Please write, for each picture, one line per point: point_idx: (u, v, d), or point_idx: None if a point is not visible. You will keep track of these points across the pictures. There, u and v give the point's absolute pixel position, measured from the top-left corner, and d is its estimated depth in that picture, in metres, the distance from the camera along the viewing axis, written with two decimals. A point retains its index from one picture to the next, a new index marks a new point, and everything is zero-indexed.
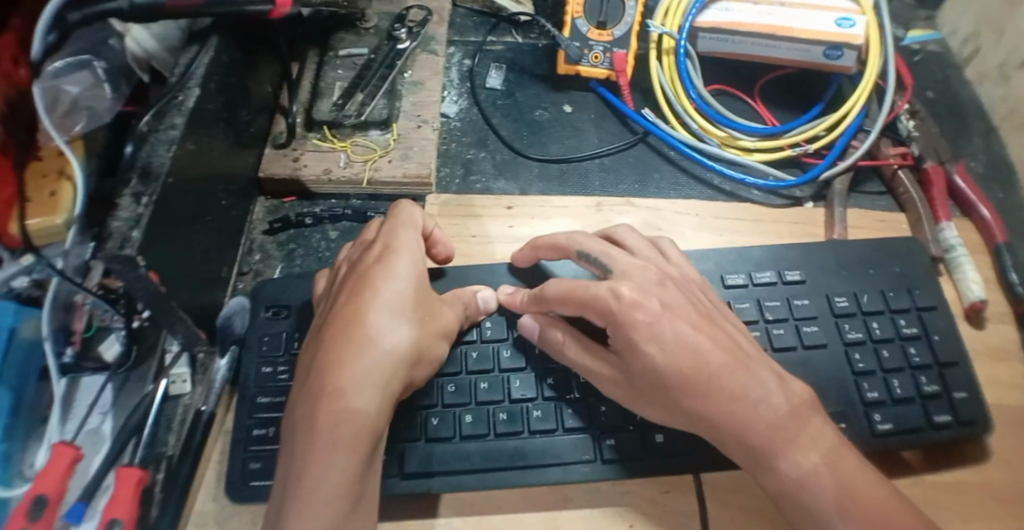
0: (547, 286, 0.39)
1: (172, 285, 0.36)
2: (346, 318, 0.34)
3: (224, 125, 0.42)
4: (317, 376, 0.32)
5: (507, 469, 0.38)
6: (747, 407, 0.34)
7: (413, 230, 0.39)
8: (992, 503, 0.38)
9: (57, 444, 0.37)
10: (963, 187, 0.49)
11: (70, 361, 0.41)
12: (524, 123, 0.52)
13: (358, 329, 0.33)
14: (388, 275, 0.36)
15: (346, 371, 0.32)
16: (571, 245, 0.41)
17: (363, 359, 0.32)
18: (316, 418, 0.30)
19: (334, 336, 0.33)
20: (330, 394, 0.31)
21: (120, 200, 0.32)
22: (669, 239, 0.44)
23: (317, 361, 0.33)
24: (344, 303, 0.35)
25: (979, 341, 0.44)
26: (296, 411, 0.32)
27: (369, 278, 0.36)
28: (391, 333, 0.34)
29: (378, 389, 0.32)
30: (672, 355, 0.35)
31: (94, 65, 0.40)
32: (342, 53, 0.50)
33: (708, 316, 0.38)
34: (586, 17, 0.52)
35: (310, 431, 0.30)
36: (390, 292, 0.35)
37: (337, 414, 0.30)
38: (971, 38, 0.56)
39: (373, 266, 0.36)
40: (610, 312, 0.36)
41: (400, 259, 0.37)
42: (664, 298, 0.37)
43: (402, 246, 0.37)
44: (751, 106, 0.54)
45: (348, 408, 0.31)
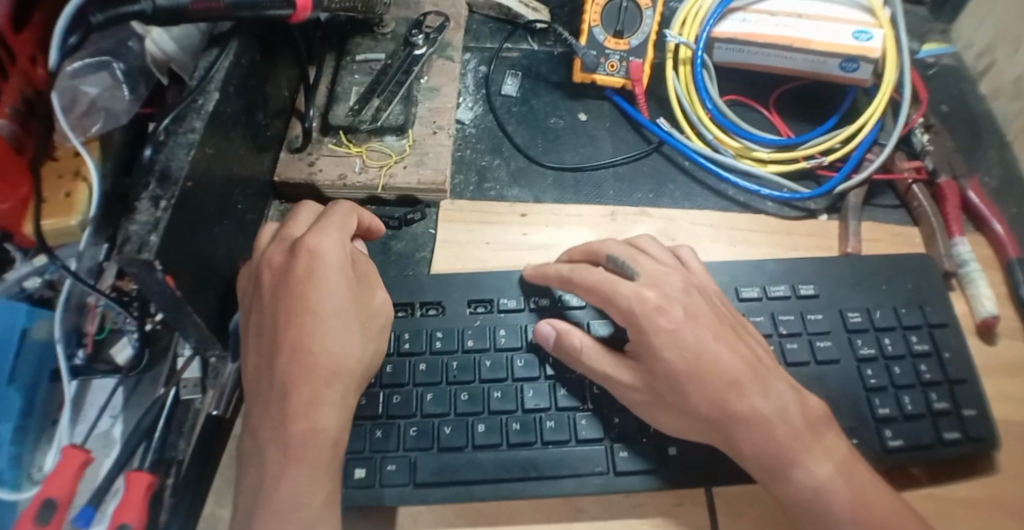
0: (575, 272, 0.40)
1: (189, 288, 0.36)
2: (296, 339, 0.35)
3: (242, 129, 0.42)
4: (276, 399, 0.34)
5: (520, 480, 0.38)
6: (765, 416, 0.34)
7: (336, 229, 0.38)
8: (1003, 522, 0.38)
9: (67, 447, 0.37)
10: (977, 202, 0.48)
11: (81, 363, 0.42)
12: (539, 130, 0.52)
13: (308, 353, 0.34)
14: (330, 288, 0.36)
15: (305, 394, 0.34)
16: (601, 250, 0.42)
17: (319, 380, 0.34)
18: (286, 442, 0.33)
19: (286, 358, 0.34)
20: (294, 417, 0.33)
21: (138, 203, 0.32)
22: (690, 249, 0.44)
23: (272, 384, 0.34)
24: (287, 318, 0.35)
25: (992, 357, 0.44)
26: (259, 433, 0.33)
27: (308, 288, 0.35)
28: (340, 352, 0.35)
29: (338, 402, 0.35)
30: (694, 361, 0.35)
31: (112, 67, 0.41)
32: (359, 58, 0.50)
33: (729, 324, 0.38)
34: (603, 26, 0.53)
35: (283, 453, 0.32)
36: (332, 304, 0.36)
37: (304, 438, 0.33)
38: (986, 53, 0.56)
39: (300, 273, 0.36)
40: (633, 314, 0.37)
41: (333, 267, 0.36)
42: (688, 305, 0.37)
43: (327, 254, 0.36)
44: (766, 117, 0.54)
45: (313, 429, 0.33)
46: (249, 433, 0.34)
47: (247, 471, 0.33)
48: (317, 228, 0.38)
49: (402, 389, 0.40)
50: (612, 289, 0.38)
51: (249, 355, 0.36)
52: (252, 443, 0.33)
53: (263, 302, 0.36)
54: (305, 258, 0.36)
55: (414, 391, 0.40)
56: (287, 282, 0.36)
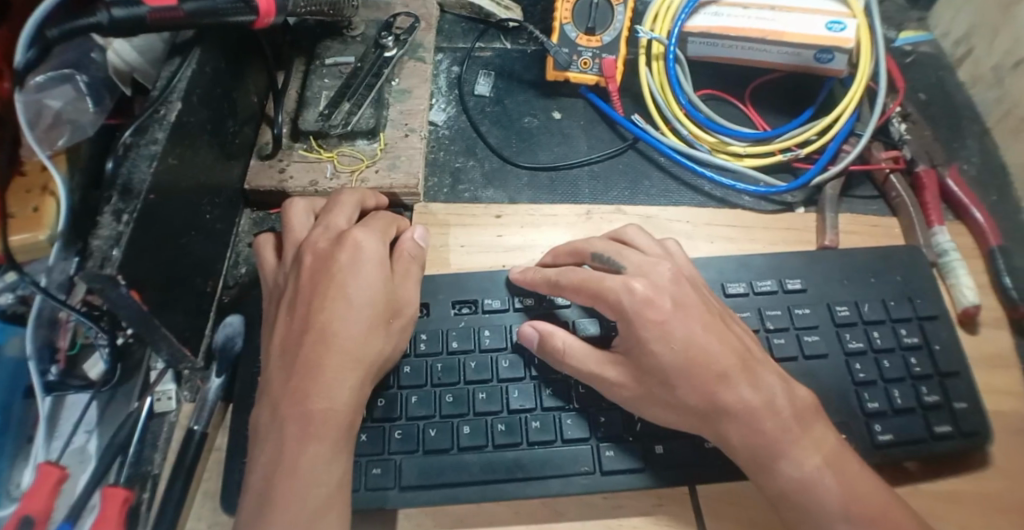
0: (562, 276, 0.40)
1: (157, 302, 0.35)
2: (329, 321, 0.35)
3: (208, 138, 0.41)
4: (303, 376, 0.34)
5: (506, 481, 0.37)
6: (754, 406, 0.34)
7: (378, 227, 0.39)
8: (991, 513, 0.37)
9: (42, 464, 0.36)
10: (956, 191, 0.48)
11: (55, 379, 0.41)
12: (513, 130, 0.52)
13: (338, 335, 0.35)
14: (366, 276, 0.36)
15: (331, 373, 0.34)
16: (586, 249, 0.41)
17: (346, 363, 0.34)
18: (306, 418, 0.32)
19: (317, 339, 0.34)
20: (318, 394, 0.33)
21: (100, 218, 0.31)
22: (678, 243, 0.42)
23: (296, 365, 0.34)
24: (322, 301, 0.35)
25: (975, 346, 0.44)
26: (279, 408, 0.33)
27: (348, 274, 0.36)
28: (368, 340, 0.35)
29: (359, 389, 0.35)
30: (683, 353, 0.34)
31: (75, 79, 0.38)
32: (328, 62, 0.50)
33: (719, 315, 0.37)
34: (574, 23, 0.52)
35: (302, 429, 0.32)
36: (368, 292, 0.36)
37: (324, 416, 0.33)
38: (963, 40, 0.56)
39: (342, 262, 0.36)
40: (621, 308, 0.35)
41: (372, 258, 0.37)
42: (677, 296, 0.36)
43: (364, 244, 0.37)
44: (742, 111, 0.53)
45: (333, 409, 0.33)
46: (269, 407, 0.33)
47: (261, 445, 0.33)
48: (362, 225, 0.38)
49: (387, 392, 0.39)
50: (599, 284, 0.37)
51: (275, 335, 0.36)
52: (271, 418, 0.33)
53: (300, 286, 0.36)
54: (349, 247, 0.37)
55: (400, 393, 0.39)
56: (327, 269, 0.36)
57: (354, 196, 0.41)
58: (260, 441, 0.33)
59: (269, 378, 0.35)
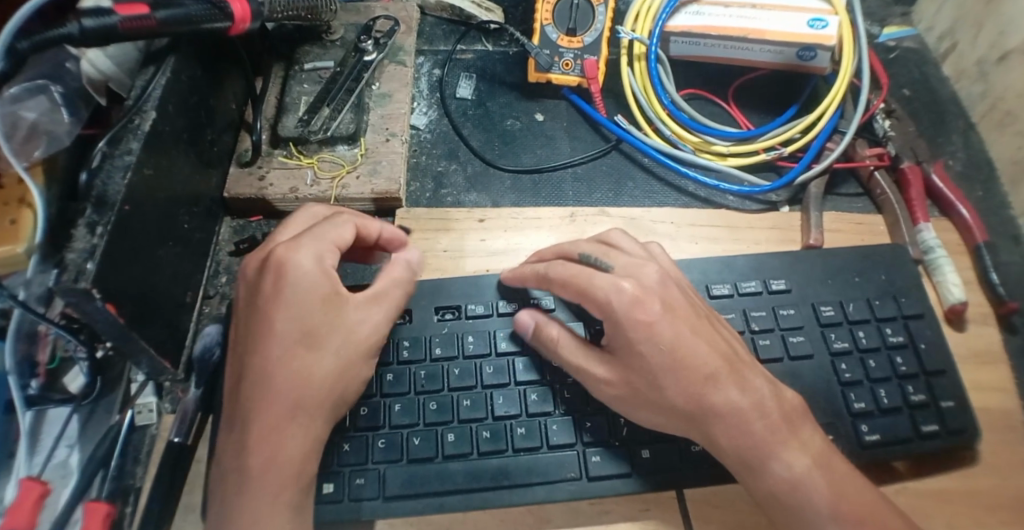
0: (550, 269, 0.39)
1: (135, 314, 0.34)
2: (261, 363, 0.33)
3: (185, 146, 0.40)
4: (241, 423, 0.32)
5: (491, 488, 0.37)
6: (740, 410, 0.34)
7: (312, 243, 0.34)
8: (980, 511, 0.37)
9: (24, 479, 0.36)
10: (941, 187, 0.48)
11: (36, 392, 0.41)
12: (495, 133, 0.52)
13: (271, 378, 0.33)
14: (296, 307, 0.33)
15: (269, 419, 0.32)
16: (574, 248, 0.39)
17: (282, 407, 0.32)
18: (247, 468, 0.32)
19: (250, 383, 0.33)
20: (255, 442, 0.32)
21: (74, 231, 0.31)
22: (661, 248, 0.41)
23: (239, 407, 0.33)
24: (253, 341, 0.33)
25: (962, 343, 0.44)
26: (227, 456, 0.33)
27: (274, 308, 0.33)
28: (302, 377, 0.33)
29: (304, 430, 0.33)
30: (671, 355, 0.34)
31: (50, 89, 0.38)
32: (307, 67, 0.50)
33: (705, 316, 0.36)
34: (555, 24, 0.52)
35: (244, 480, 0.32)
36: (299, 326, 0.33)
37: (263, 465, 0.32)
38: (947, 34, 0.55)
39: (268, 296, 0.33)
40: (611, 308, 0.34)
41: (297, 286, 0.33)
42: (665, 297, 0.35)
43: (291, 268, 0.33)
44: (725, 109, 0.53)
45: (273, 456, 0.32)
46: (220, 453, 0.33)
47: (219, 489, 0.33)
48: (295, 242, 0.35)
49: (369, 401, 0.39)
50: (588, 281, 0.36)
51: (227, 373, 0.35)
52: (222, 466, 0.33)
53: (240, 322, 0.35)
54: (273, 278, 0.33)
55: (382, 402, 0.39)
56: (256, 304, 0.34)
57: (307, 214, 0.38)
58: (213, 485, 0.33)
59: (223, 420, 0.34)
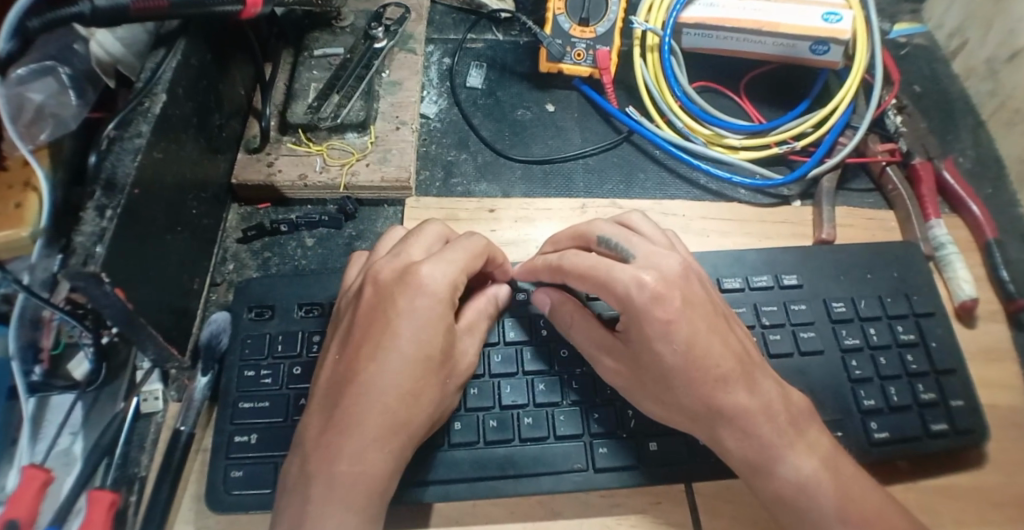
0: (565, 259, 0.36)
1: (142, 301, 0.34)
2: (378, 373, 0.31)
3: (194, 130, 0.40)
4: (339, 431, 0.30)
5: (498, 478, 0.37)
6: (750, 414, 0.33)
7: (449, 262, 0.34)
8: (987, 509, 0.37)
9: (27, 467, 0.35)
10: (952, 184, 0.48)
11: (39, 379, 0.40)
12: (505, 123, 0.51)
13: (381, 390, 0.31)
14: (426, 325, 0.32)
15: (373, 432, 0.30)
16: (592, 231, 0.38)
17: (387, 424, 0.31)
18: (334, 477, 0.30)
19: (360, 392, 0.31)
20: (350, 453, 0.30)
21: (83, 213, 0.30)
22: (677, 239, 0.40)
23: (335, 413, 0.31)
24: (373, 349, 0.31)
25: (972, 341, 0.43)
26: (310, 460, 0.30)
27: (406, 321, 0.32)
28: (412, 398, 0.31)
29: (399, 452, 0.31)
30: (687, 353, 0.32)
31: (58, 72, 0.37)
32: (317, 53, 0.49)
33: (723, 314, 0.35)
34: (567, 14, 0.51)
35: (328, 491, 0.29)
36: (422, 343, 0.32)
37: (354, 480, 0.30)
38: (957, 31, 0.55)
39: (401, 305, 0.32)
40: (630, 302, 0.33)
41: (432, 305, 0.32)
42: (687, 292, 0.33)
43: (430, 284, 0.32)
44: (737, 103, 0.53)
45: (365, 473, 0.30)
46: (300, 457, 0.31)
47: (290, 497, 0.30)
48: (433, 256, 0.34)
49: None
50: (608, 270, 0.34)
51: (322, 375, 0.33)
52: (301, 471, 0.30)
53: (353, 327, 0.33)
54: (411, 288, 0.32)
55: None
56: (384, 310, 0.32)
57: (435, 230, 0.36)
58: (286, 487, 0.31)
59: (308, 422, 0.32)
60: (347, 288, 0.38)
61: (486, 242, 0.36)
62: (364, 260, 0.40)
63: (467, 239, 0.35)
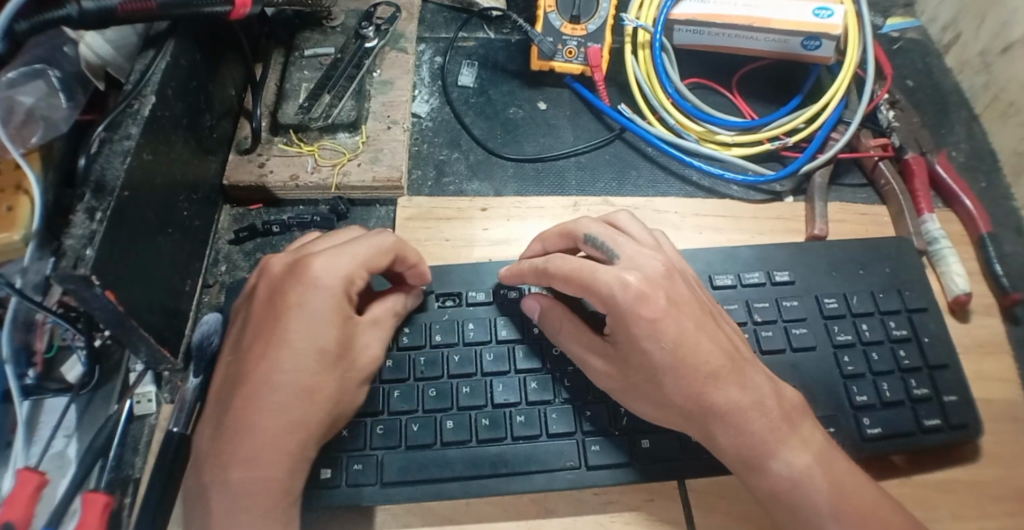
0: (551, 262, 0.37)
1: (134, 302, 0.34)
2: (268, 373, 0.32)
3: (184, 132, 0.40)
4: (230, 434, 0.31)
5: (490, 476, 0.37)
6: (739, 412, 0.33)
7: (338, 258, 0.34)
8: (981, 502, 0.37)
9: (21, 470, 0.35)
10: (945, 178, 0.48)
11: (32, 382, 0.40)
12: (497, 121, 0.51)
13: (272, 389, 0.32)
14: (311, 321, 0.33)
15: (265, 433, 0.31)
16: (578, 230, 0.38)
17: (280, 423, 0.32)
18: (229, 483, 0.31)
19: (247, 393, 0.32)
20: (244, 458, 0.31)
21: (72, 216, 0.30)
22: (667, 241, 0.41)
23: (225, 416, 0.32)
24: (262, 350, 0.32)
25: (965, 335, 0.44)
26: (206, 467, 0.32)
27: (293, 317, 0.33)
28: (306, 395, 0.32)
29: (296, 451, 0.32)
30: (674, 352, 0.33)
31: (48, 74, 0.36)
32: (307, 53, 0.49)
33: (710, 312, 0.35)
34: (558, 11, 0.51)
35: (226, 497, 0.31)
36: (313, 341, 0.33)
37: (248, 484, 0.31)
38: (950, 25, 0.55)
39: (287, 301, 0.33)
40: (614, 303, 0.33)
41: (319, 299, 0.33)
42: (671, 292, 0.34)
43: (312, 282, 0.33)
44: (729, 99, 0.53)
45: (260, 477, 0.31)
46: (198, 463, 0.32)
47: (194, 503, 0.32)
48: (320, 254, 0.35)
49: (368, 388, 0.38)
50: (593, 273, 0.34)
51: (222, 378, 0.34)
52: (197, 479, 0.32)
53: (248, 327, 0.34)
54: (299, 287, 0.33)
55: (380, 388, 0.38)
56: (270, 310, 0.33)
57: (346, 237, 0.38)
58: (191, 494, 0.32)
59: (206, 428, 0.33)
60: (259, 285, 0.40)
61: (397, 239, 0.37)
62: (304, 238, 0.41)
63: (375, 235, 0.36)
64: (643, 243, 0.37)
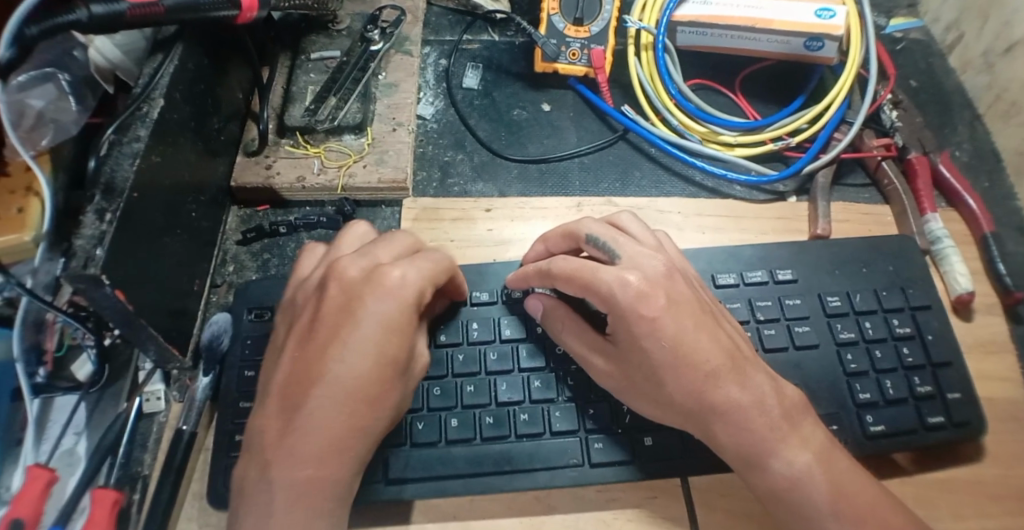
0: (553, 263, 0.37)
1: (141, 302, 0.34)
2: (345, 377, 0.30)
3: (192, 134, 0.40)
4: (299, 436, 0.30)
5: (494, 474, 0.37)
6: (739, 411, 0.33)
7: (416, 265, 0.33)
8: (984, 499, 0.37)
9: (31, 467, 0.36)
10: (948, 177, 0.48)
11: (42, 381, 0.40)
12: (501, 123, 0.52)
13: (343, 396, 0.30)
14: (392, 328, 0.31)
15: (336, 436, 0.30)
16: (580, 230, 0.38)
17: (352, 428, 0.30)
18: (299, 482, 0.29)
19: (322, 394, 0.30)
20: (311, 460, 0.30)
21: (83, 217, 0.31)
22: (670, 243, 0.41)
23: (295, 419, 0.30)
24: (336, 354, 0.30)
25: (968, 333, 0.44)
26: (267, 468, 0.30)
27: (374, 323, 0.31)
28: (375, 404, 0.31)
29: (359, 455, 0.31)
30: (674, 350, 0.33)
31: (57, 78, 0.37)
32: (314, 56, 0.50)
33: (710, 311, 0.36)
34: (561, 13, 0.52)
35: (290, 498, 0.29)
36: (388, 350, 0.31)
37: (311, 487, 0.30)
38: (954, 25, 0.55)
39: (370, 307, 0.31)
40: (614, 302, 0.33)
41: (403, 309, 0.31)
42: (671, 291, 0.34)
43: (395, 289, 0.31)
44: (732, 100, 0.53)
45: (327, 478, 0.30)
46: (256, 462, 0.30)
47: (248, 502, 0.30)
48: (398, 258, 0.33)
49: None
50: (593, 272, 0.34)
51: (277, 374, 0.32)
52: (257, 477, 0.30)
53: (313, 324, 0.32)
54: (378, 292, 0.31)
55: None
56: (348, 310, 0.31)
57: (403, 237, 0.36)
58: (243, 492, 0.30)
59: (260, 424, 0.31)
60: (303, 279, 0.38)
61: (452, 258, 0.36)
62: (321, 253, 0.39)
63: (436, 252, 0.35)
64: (644, 244, 0.37)
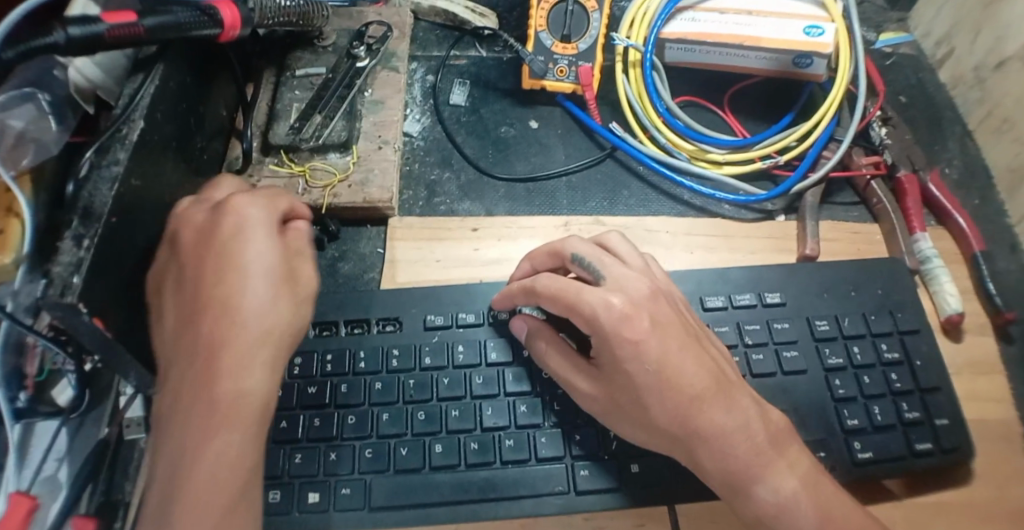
0: (539, 281, 0.37)
1: (122, 328, 0.34)
2: (217, 315, 0.32)
3: (174, 153, 0.40)
4: (201, 357, 0.31)
5: (478, 501, 0.36)
6: (717, 437, 0.33)
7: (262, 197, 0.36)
8: (974, 524, 0.37)
9: (13, 494, 0.35)
10: (937, 195, 0.48)
11: (24, 405, 0.40)
12: (489, 140, 0.51)
13: (231, 310, 0.32)
14: (268, 244, 0.34)
15: (228, 369, 0.31)
16: (563, 249, 0.38)
17: (247, 339, 0.32)
18: (210, 401, 0.30)
19: (213, 313, 0.32)
20: (218, 374, 0.31)
21: (60, 243, 0.30)
22: (661, 268, 0.40)
23: (190, 346, 0.31)
24: (213, 275, 0.33)
25: (957, 355, 0.43)
26: (179, 398, 0.30)
27: (247, 241, 0.33)
28: (268, 312, 0.33)
29: (265, 366, 0.32)
30: (658, 373, 0.33)
31: (37, 98, 0.36)
32: (300, 73, 0.49)
33: (696, 335, 0.35)
34: (550, 30, 0.52)
35: (207, 413, 0.30)
36: (267, 260, 0.34)
37: (227, 399, 0.30)
38: (944, 40, 0.55)
39: (238, 227, 0.34)
40: (597, 323, 0.33)
41: (265, 235, 0.34)
42: (655, 314, 0.34)
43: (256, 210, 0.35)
44: (721, 117, 0.53)
45: (237, 393, 0.31)
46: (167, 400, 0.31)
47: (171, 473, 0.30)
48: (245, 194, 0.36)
49: (357, 409, 0.38)
50: (577, 294, 0.34)
51: (168, 326, 0.34)
52: (170, 410, 0.31)
53: (184, 268, 0.34)
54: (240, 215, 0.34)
55: (371, 410, 0.38)
56: (215, 238, 0.34)
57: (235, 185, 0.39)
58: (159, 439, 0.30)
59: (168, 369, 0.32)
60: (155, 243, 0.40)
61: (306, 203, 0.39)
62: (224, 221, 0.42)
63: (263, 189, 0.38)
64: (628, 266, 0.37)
